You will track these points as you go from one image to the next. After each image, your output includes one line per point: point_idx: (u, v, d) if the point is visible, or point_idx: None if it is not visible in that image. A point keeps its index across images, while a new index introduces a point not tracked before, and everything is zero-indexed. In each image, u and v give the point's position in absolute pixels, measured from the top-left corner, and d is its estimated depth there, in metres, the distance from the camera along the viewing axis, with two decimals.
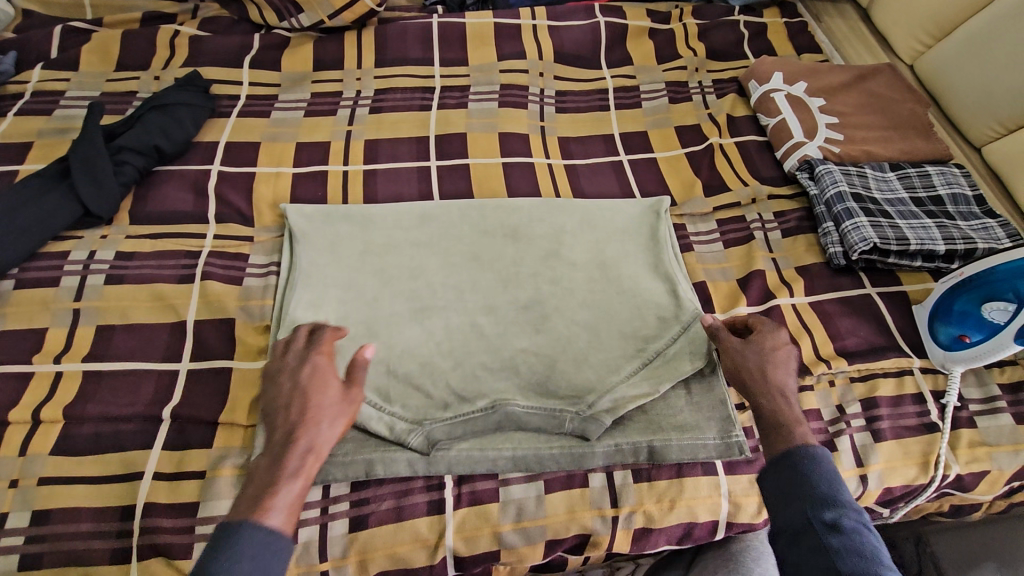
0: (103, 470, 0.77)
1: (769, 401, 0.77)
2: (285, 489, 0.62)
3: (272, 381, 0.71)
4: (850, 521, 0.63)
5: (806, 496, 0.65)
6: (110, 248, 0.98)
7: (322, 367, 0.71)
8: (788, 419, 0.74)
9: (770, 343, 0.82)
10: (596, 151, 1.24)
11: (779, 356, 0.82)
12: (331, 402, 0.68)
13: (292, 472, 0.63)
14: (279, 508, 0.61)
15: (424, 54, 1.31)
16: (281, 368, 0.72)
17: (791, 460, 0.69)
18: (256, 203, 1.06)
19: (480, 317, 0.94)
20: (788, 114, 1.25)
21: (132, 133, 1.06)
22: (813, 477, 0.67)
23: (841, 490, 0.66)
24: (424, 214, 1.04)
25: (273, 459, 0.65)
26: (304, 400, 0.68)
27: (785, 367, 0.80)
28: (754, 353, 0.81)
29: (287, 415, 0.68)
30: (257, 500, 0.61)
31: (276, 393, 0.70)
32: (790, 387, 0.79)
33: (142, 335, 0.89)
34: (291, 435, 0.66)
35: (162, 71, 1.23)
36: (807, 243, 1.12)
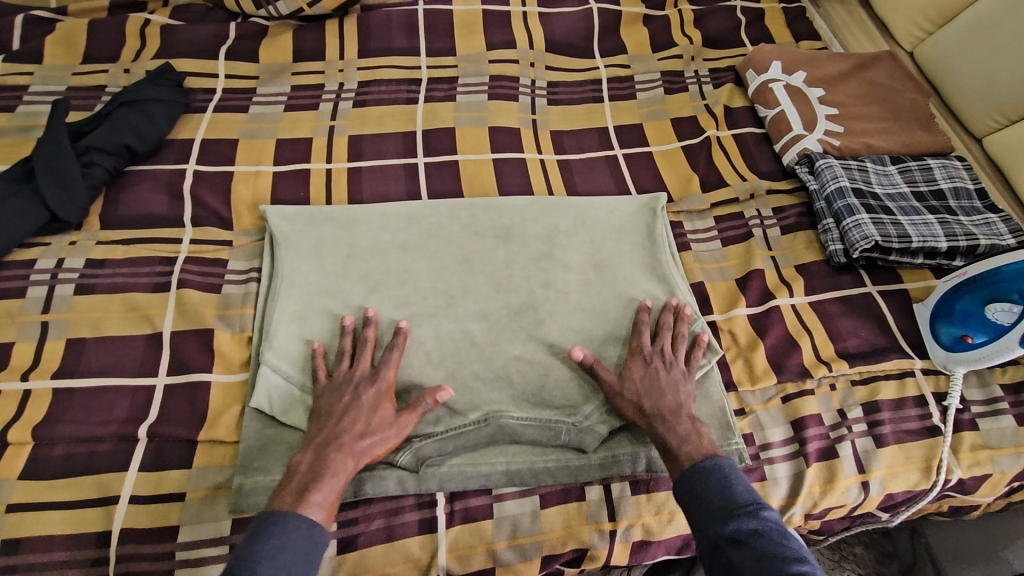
0: (76, 494, 0.74)
1: (656, 429, 0.78)
2: (327, 486, 0.69)
3: (333, 390, 0.78)
4: (749, 527, 0.63)
5: (705, 516, 0.66)
6: (80, 255, 0.93)
7: (383, 392, 0.77)
8: (673, 445, 0.75)
9: (642, 372, 0.83)
10: (590, 144, 1.20)
11: (649, 383, 0.82)
12: (386, 423, 0.75)
13: (334, 470, 0.70)
14: (318, 504, 0.67)
15: (410, 44, 1.25)
16: (346, 381, 0.78)
17: (684, 481, 0.70)
18: (235, 204, 1.01)
19: (471, 324, 0.90)
20: (788, 106, 1.21)
21: (100, 132, 1.00)
22: (707, 492, 0.68)
23: (737, 497, 0.67)
24: (411, 215, 0.99)
25: (318, 456, 0.71)
26: (356, 413, 0.75)
27: (662, 390, 0.81)
28: (631, 389, 0.81)
29: (340, 423, 0.74)
30: (300, 493, 0.68)
31: (335, 401, 0.76)
32: (672, 404, 0.79)
33: (115, 349, 0.84)
34: (337, 442, 0.72)
35: (132, 63, 1.17)
36: (807, 240, 1.09)
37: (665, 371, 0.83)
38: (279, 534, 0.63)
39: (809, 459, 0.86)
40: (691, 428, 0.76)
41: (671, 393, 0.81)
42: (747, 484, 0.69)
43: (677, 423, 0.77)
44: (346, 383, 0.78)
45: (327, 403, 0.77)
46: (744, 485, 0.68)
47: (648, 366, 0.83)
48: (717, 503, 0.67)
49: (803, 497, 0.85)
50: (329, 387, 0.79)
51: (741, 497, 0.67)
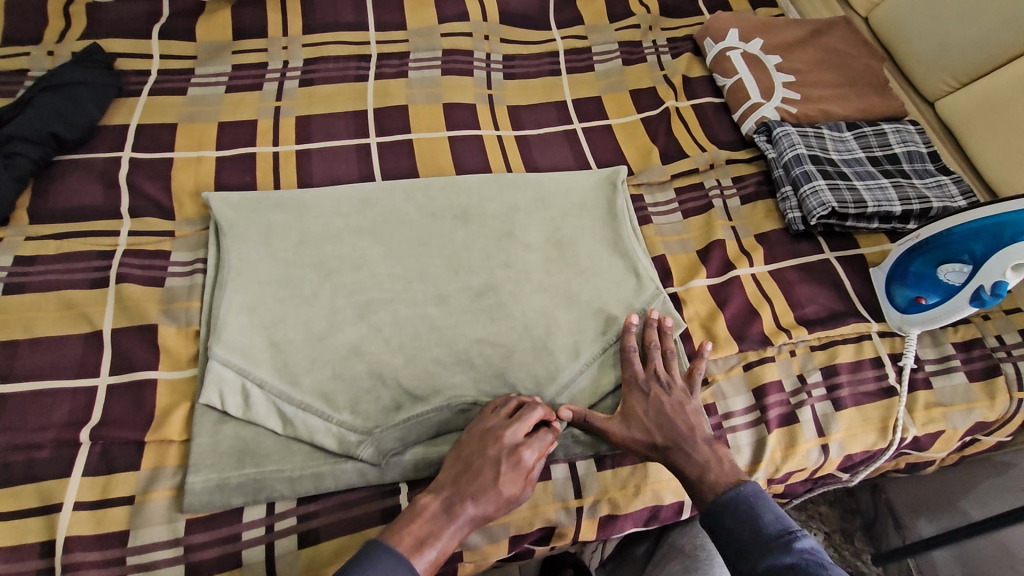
0: (15, 505, 0.70)
1: (675, 461, 0.76)
2: (444, 542, 0.68)
3: (481, 437, 0.75)
4: (784, 561, 0.63)
5: (741, 554, 0.66)
6: (7, 252, 0.87)
7: (521, 467, 0.73)
8: (695, 475, 0.74)
9: (645, 404, 0.81)
10: (548, 119, 1.17)
11: (654, 416, 0.80)
12: (510, 500, 0.72)
13: (453, 530, 0.68)
14: (427, 556, 0.66)
15: (357, 18, 1.20)
16: (493, 437, 0.74)
17: (711, 519, 0.70)
18: (176, 193, 0.96)
19: (431, 308, 0.88)
20: (745, 74, 1.20)
21: (23, 119, 0.94)
22: (737, 528, 0.68)
23: (767, 531, 0.66)
24: (364, 198, 0.96)
25: (443, 505, 0.70)
26: (486, 478, 0.72)
27: (669, 419, 0.79)
28: (638, 427, 0.79)
29: (473, 482, 0.71)
30: (421, 540, 0.67)
31: (477, 452, 0.74)
32: (684, 431, 0.78)
33: (51, 350, 0.80)
34: (467, 500, 0.70)
35: (56, 44, 1.09)
36: (766, 209, 1.09)
37: (666, 397, 0.81)
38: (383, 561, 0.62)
39: (771, 426, 0.87)
40: (711, 454, 0.75)
41: (680, 418, 0.79)
42: (776, 512, 0.68)
43: (694, 452, 0.76)
44: (495, 439, 0.74)
45: (467, 453, 0.75)
46: (774, 514, 0.68)
47: (647, 399, 0.81)
48: (749, 538, 0.67)
49: (765, 463, 0.86)
50: (476, 434, 0.76)
51: (772, 530, 0.66)
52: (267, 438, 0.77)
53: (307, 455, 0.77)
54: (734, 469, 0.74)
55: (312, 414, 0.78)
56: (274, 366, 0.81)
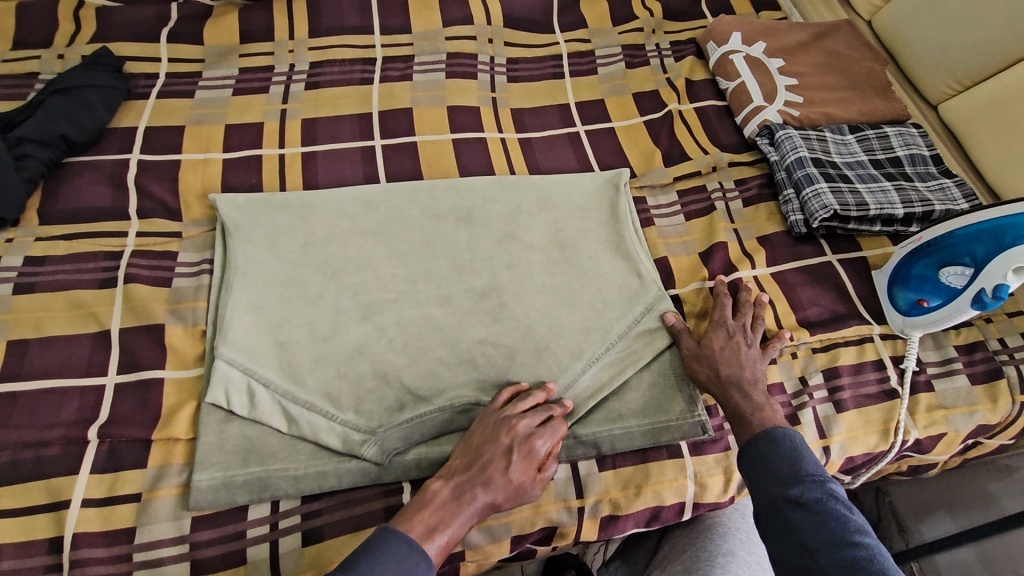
0: (25, 501, 0.71)
1: (730, 395, 0.81)
2: (455, 529, 0.69)
3: (492, 427, 0.76)
4: (813, 495, 0.65)
5: (771, 481, 0.69)
6: (18, 252, 0.88)
7: (532, 458, 0.74)
8: (747, 412, 0.78)
9: (723, 342, 0.86)
10: (551, 122, 1.18)
11: (728, 353, 0.85)
12: (518, 492, 0.73)
13: (465, 518, 0.69)
14: (440, 540, 0.67)
15: (362, 21, 1.21)
16: (507, 425, 0.75)
17: (754, 447, 0.73)
18: (183, 194, 0.97)
19: (434, 309, 0.90)
20: (748, 77, 1.20)
21: (33, 122, 0.95)
22: (776, 459, 0.70)
23: (806, 466, 0.68)
24: (369, 200, 0.98)
25: (455, 492, 0.71)
26: (498, 466, 0.72)
27: (740, 361, 0.84)
28: (709, 356, 0.85)
29: (485, 470, 0.72)
30: (434, 525, 0.68)
31: (489, 441, 0.75)
32: (749, 377, 0.82)
33: (61, 349, 0.81)
34: (478, 487, 0.71)
35: (66, 48, 1.10)
36: (768, 212, 1.10)
37: (747, 347, 0.86)
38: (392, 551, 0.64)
39: None
40: (767, 400, 0.79)
41: (749, 366, 0.84)
42: (816, 458, 0.70)
43: (752, 393, 0.80)
44: (507, 428, 0.75)
45: (479, 441, 0.75)
46: (813, 459, 0.70)
47: (731, 337, 0.87)
48: (783, 469, 0.69)
49: None
50: (490, 422, 0.77)
51: (808, 466, 0.68)
52: (271, 437, 0.78)
53: (311, 453, 0.78)
54: (782, 420, 0.77)
55: (317, 413, 0.79)
56: (279, 365, 0.82)
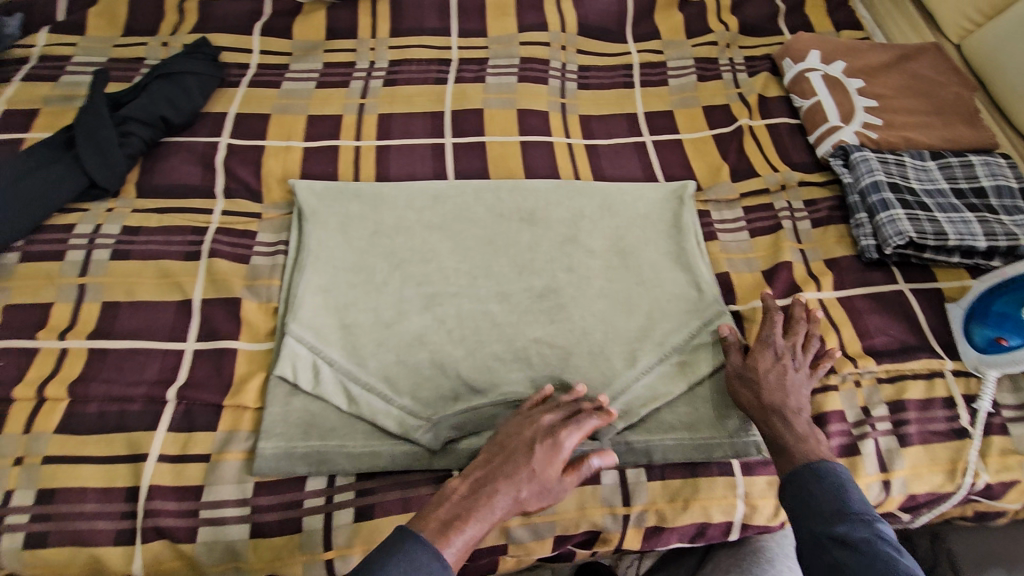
0: (108, 450, 0.76)
1: (771, 422, 0.77)
2: (472, 527, 0.65)
3: (518, 424, 0.75)
4: (860, 533, 0.63)
5: (811, 517, 0.66)
6: (116, 221, 0.95)
7: (557, 449, 0.71)
8: (787, 443, 0.74)
9: (770, 364, 0.81)
10: (618, 130, 1.18)
11: (774, 378, 0.80)
12: (541, 487, 0.69)
13: (485, 513, 0.66)
14: (457, 539, 0.64)
15: (441, 24, 1.26)
16: (531, 421, 0.74)
17: (794, 482, 0.70)
18: (265, 178, 1.03)
19: (493, 304, 0.92)
20: (824, 96, 1.18)
21: (138, 103, 1.02)
22: (817, 495, 0.68)
23: (851, 503, 0.66)
24: (437, 195, 1.01)
25: (473, 486, 0.69)
26: (520, 460, 0.70)
27: (786, 386, 0.79)
28: (752, 380, 0.81)
29: (509, 465, 0.70)
30: (446, 522, 0.65)
31: (513, 438, 0.73)
32: (791, 405, 0.78)
33: (148, 313, 0.86)
34: (499, 481, 0.68)
35: (170, 37, 1.18)
36: (838, 235, 1.07)
37: (794, 370, 0.81)
38: (410, 544, 0.61)
39: (831, 454, 0.85)
40: (810, 431, 0.75)
41: (795, 393, 0.79)
42: (863, 495, 0.67)
43: (795, 423, 0.76)
44: (530, 424, 0.74)
45: (503, 439, 0.74)
46: (860, 496, 0.67)
47: (778, 360, 0.81)
48: (827, 506, 0.66)
49: None
50: (515, 420, 0.76)
51: (855, 504, 0.66)
52: (331, 414, 0.81)
53: (367, 433, 0.80)
54: (827, 454, 0.73)
55: (376, 395, 0.82)
56: (344, 346, 0.86)
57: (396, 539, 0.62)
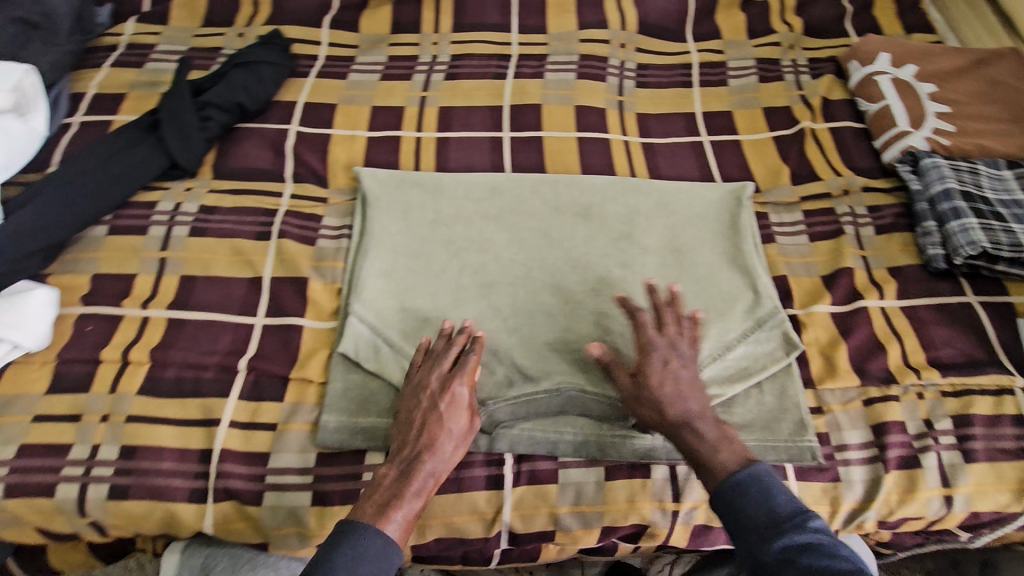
0: (184, 413, 0.81)
1: (683, 438, 0.72)
2: (409, 505, 0.68)
3: (412, 394, 0.77)
4: (798, 541, 0.61)
5: (749, 535, 0.63)
6: (194, 200, 1.00)
7: (462, 398, 0.76)
8: (702, 455, 0.70)
9: (660, 374, 0.75)
10: (676, 129, 1.18)
11: (669, 388, 0.74)
12: (461, 435, 0.75)
13: (419, 486, 0.70)
14: (397, 520, 0.67)
15: (502, 20, 1.27)
16: (423, 385, 0.77)
17: (722, 496, 0.66)
18: (331, 165, 1.07)
19: (548, 296, 0.93)
20: (894, 101, 1.15)
21: (217, 89, 1.08)
22: (748, 504, 0.65)
23: (781, 508, 0.64)
24: (495, 186, 1.03)
25: (402, 473, 0.71)
26: (433, 427, 0.74)
27: (683, 393, 0.74)
28: (649, 397, 0.75)
29: (422, 434, 0.73)
30: (382, 506, 0.67)
31: (415, 407, 0.76)
32: (696, 410, 0.73)
33: (222, 287, 0.91)
34: (423, 455, 0.72)
35: (246, 28, 1.24)
36: (902, 243, 1.04)
37: (682, 368, 0.76)
38: (358, 546, 0.63)
39: (889, 466, 0.82)
40: (721, 433, 0.71)
41: (694, 395, 0.74)
42: (790, 492, 0.65)
43: (705, 429, 0.71)
44: (424, 389, 0.76)
45: (407, 410, 0.76)
46: (787, 494, 0.65)
47: (665, 367, 0.75)
48: (761, 517, 0.63)
49: (878, 504, 0.81)
50: (409, 390, 0.78)
51: (785, 507, 0.64)
52: (390, 392, 0.84)
53: None
54: (742, 448, 0.71)
55: None
56: (403, 328, 0.88)
57: (342, 543, 0.63)
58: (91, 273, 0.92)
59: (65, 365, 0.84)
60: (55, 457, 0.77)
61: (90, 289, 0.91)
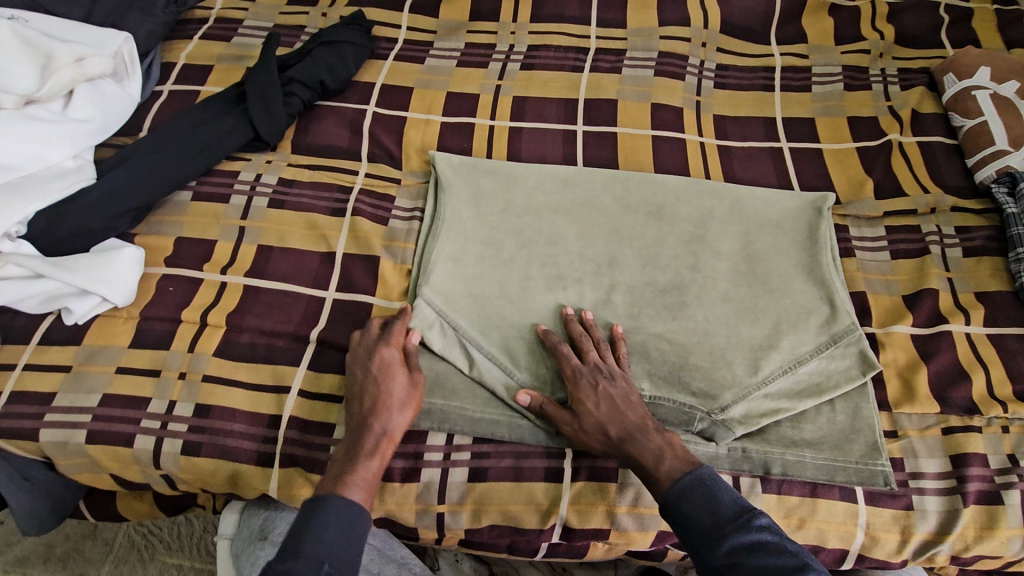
0: (256, 378, 0.83)
1: (630, 453, 0.74)
2: (363, 470, 0.72)
3: (349, 375, 0.81)
4: (744, 542, 0.64)
5: (698, 541, 0.66)
6: (274, 173, 1.03)
7: (394, 360, 0.80)
8: (649, 465, 0.72)
9: (594, 398, 0.78)
10: (754, 133, 1.14)
11: (606, 409, 0.77)
12: (400, 390, 0.78)
13: (369, 450, 0.73)
14: (356, 483, 0.71)
15: (581, 13, 1.26)
16: (358, 362, 0.81)
17: (671, 502, 0.69)
18: (405, 147, 1.08)
19: (615, 294, 0.92)
20: (992, 117, 1.09)
21: (302, 66, 1.10)
22: (695, 509, 0.67)
23: (725, 511, 0.66)
24: (566, 179, 1.02)
25: (352, 441, 0.75)
26: (372, 393, 0.77)
27: (619, 412, 0.77)
28: (591, 422, 0.77)
29: (362, 403, 0.77)
30: (339, 475, 0.71)
31: (352, 383, 0.79)
32: (636, 422, 0.76)
33: (297, 260, 0.93)
34: (368, 419, 0.75)
35: (329, 8, 1.26)
36: (992, 267, 0.98)
37: (612, 387, 0.79)
38: (328, 513, 0.67)
39: (967, 499, 0.79)
40: (663, 441, 0.74)
41: (630, 409, 0.77)
42: (730, 492, 0.68)
43: (648, 441, 0.74)
44: (358, 364, 0.80)
45: (348, 387, 0.80)
46: (728, 494, 0.68)
47: (596, 388, 0.78)
48: (708, 522, 0.66)
49: (953, 537, 0.78)
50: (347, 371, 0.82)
51: (729, 510, 0.66)
52: (455, 375, 0.85)
53: (487, 400, 0.84)
54: (680, 445, 0.74)
55: (499, 366, 0.85)
56: (469, 314, 0.89)
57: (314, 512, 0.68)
58: (174, 235, 0.96)
59: (148, 322, 0.87)
60: (135, 409, 0.81)
61: (174, 251, 0.94)
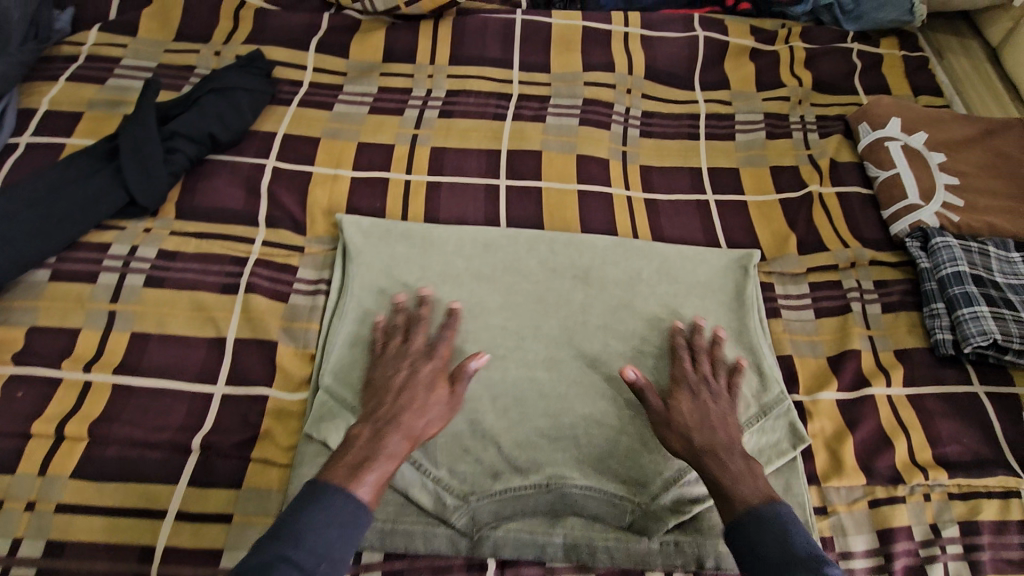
0: (124, 501, 0.71)
1: (705, 465, 0.74)
2: (382, 467, 0.67)
3: (386, 364, 0.78)
4: None
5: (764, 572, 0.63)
6: (153, 244, 0.90)
7: (440, 369, 0.78)
8: (727, 484, 0.71)
9: (689, 403, 0.79)
10: (680, 186, 1.12)
11: (702, 416, 0.78)
12: (441, 402, 0.75)
13: (391, 453, 0.68)
14: (370, 483, 0.65)
15: (503, 54, 1.20)
16: (403, 354, 0.78)
17: (744, 526, 0.67)
18: (310, 208, 0.98)
19: (540, 371, 0.86)
20: (903, 169, 1.11)
21: (187, 117, 0.97)
22: (767, 539, 0.65)
23: (797, 549, 0.64)
24: (488, 242, 0.95)
25: (376, 432, 0.70)
26: (412, 395, 0.74)
27: (715, 424, 0.77)
28: (680, 423, 0.78)
29: (397, 400, 0.73)
30: (355, 468, 0.66)
31: (387, 372, 0.76)
32: (723, 440, 0.76)
33: (177, 349, 0.82)
34: (398, 418, 0.71)
35: (223, 46, 1.14)
36: (909, 323, 0.99)
37: (710, 402, 0.80)
38: (325, 505, 0.62)
39: None
40: (746, 468, 0.73)
41: (722, 427, 0.77)
42: (809, 536, 0.66)
43: (728, 460, 0.74)
44: (403, 359, 0.78)
45: (382, 374, 0.77)
46: (806, 539, 0.65)
47: (696, 397, 0.80)
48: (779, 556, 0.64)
49: None
50: (385, 359, 0.79)
51: (805, 550, 0.64)
52: None
53: (399, 508, 0.76)
54: (763, 485, 0.72)
55: (413, 468, 0.77)
56: None
57: (315, 498, 0.62)
58: (27, 325, 0.82)
59: None
60: None
61: (25, 345, 0.80)
